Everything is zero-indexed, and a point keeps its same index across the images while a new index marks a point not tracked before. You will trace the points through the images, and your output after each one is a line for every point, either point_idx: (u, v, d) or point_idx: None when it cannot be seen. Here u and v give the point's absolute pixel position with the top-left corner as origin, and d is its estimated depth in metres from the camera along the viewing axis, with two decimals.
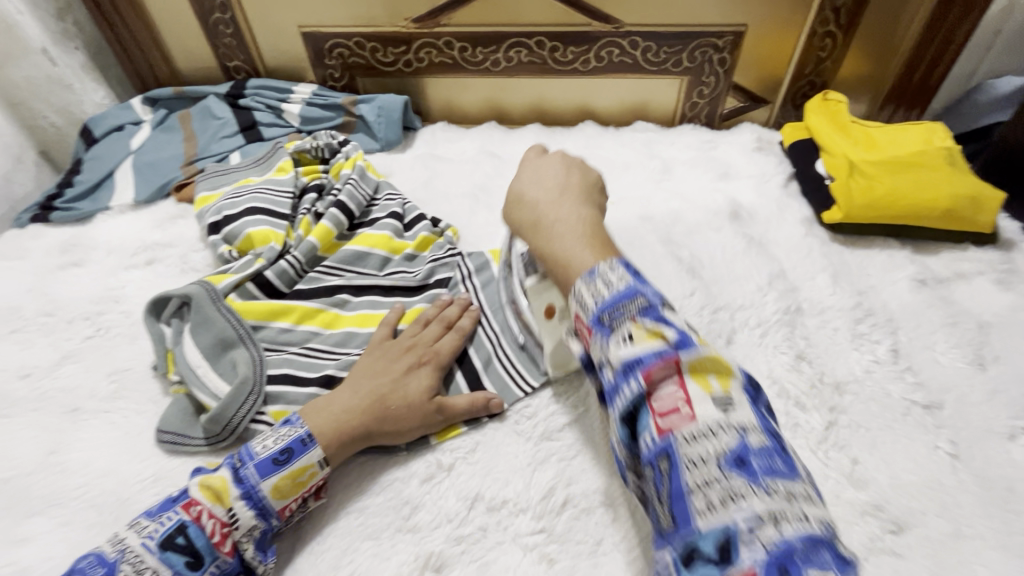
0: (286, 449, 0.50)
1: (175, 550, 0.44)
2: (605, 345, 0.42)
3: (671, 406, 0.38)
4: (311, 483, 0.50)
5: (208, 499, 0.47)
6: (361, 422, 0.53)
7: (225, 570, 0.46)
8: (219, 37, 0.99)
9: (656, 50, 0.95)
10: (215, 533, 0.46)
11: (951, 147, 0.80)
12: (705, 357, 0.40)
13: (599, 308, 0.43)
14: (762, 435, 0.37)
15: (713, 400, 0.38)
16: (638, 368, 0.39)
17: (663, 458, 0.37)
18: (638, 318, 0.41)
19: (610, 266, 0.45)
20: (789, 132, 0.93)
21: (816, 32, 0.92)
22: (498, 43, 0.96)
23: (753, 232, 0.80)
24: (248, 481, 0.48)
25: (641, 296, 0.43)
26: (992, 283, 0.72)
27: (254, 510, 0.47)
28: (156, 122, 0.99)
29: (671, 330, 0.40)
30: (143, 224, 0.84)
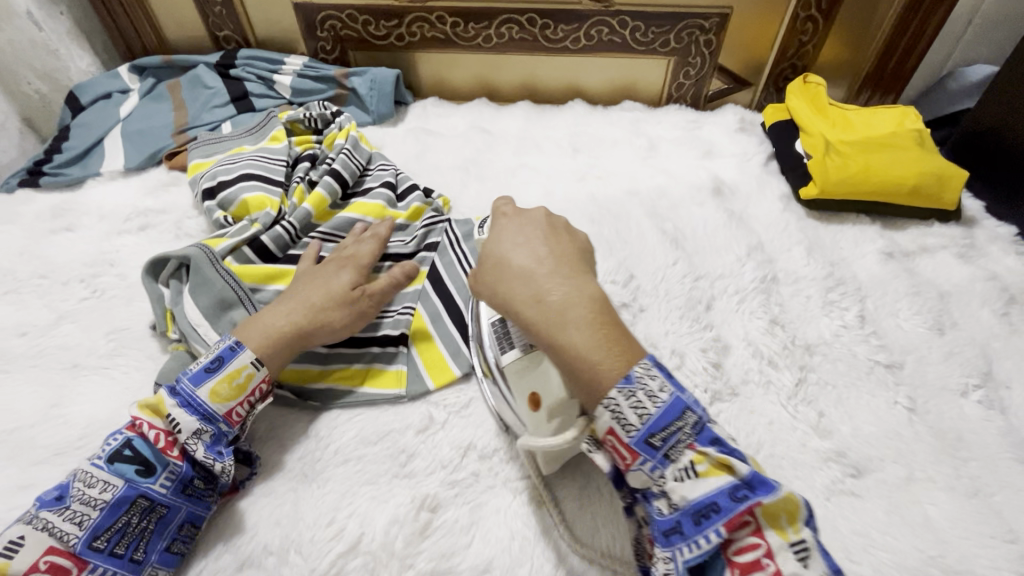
0: (216, 358, 0.53)
1: (124, 461, 0.48)
2: (658, 473, 0.41)
3: (752, 557, 0.38)
4: (252, 386, 0.53)
5: (147, 414, 0.51)
6: (292, 321, 0.57)
7: (180, 475, 0.49)
8: (209, 5, 0.98)
9: (644, 30, 0.97)
10: (159, 440, 0.49)
11: (920, 129, 0.84)
12: (781, 502, 0.38)
13: (647, 429, 0.40)
14: None
15: (791, 550, 0.37)
16: (717, 517, 0.38)
17: None
18: (698, 446, 0.41)
19: (648, 371, 0.41)
20: (770, 113, 0.97)
21: (799, 16, 0.95)
22: (489, 19, 0.97)
23: (734, 207, 0.84)
24: (183, 391, 0.51)
25: (691, 412, 0.41)
26: (954, 256, 0.76)
27: (197, 415, 0.50)
28: (145, 91, 0.99)
29: (741, 464, 0.39)
30: (135, 191, 0.85)
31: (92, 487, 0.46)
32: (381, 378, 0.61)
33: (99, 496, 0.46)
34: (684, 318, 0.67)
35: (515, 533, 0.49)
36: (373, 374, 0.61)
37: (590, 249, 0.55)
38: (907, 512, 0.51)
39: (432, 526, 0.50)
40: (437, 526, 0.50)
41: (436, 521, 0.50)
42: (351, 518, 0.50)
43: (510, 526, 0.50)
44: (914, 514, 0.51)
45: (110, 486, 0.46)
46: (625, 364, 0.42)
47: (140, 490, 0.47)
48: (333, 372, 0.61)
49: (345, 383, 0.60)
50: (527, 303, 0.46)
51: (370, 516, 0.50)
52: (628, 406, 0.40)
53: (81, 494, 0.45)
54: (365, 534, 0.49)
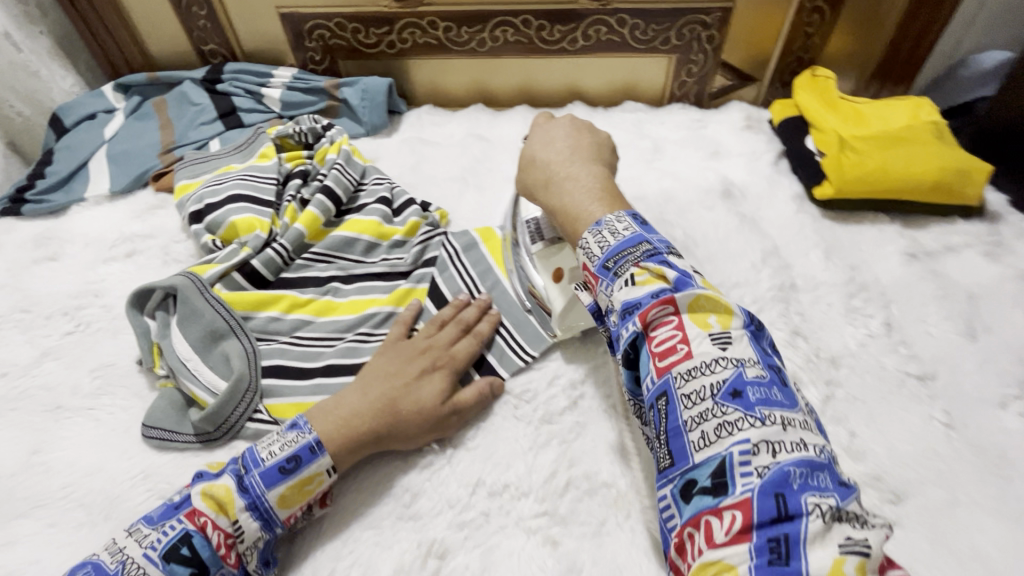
0: (294, 457, 0.47)
1: (180, 563, 0.42)
2: (610, 290, 0.46)
3: (669, 344, 0.41)
4: (318, 491, 0.48)
5: (211, 508, 0.45)
6: (371, 430, 0.50)
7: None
8: (193, 18, 0.95)
9: (644, 28, 0.94)
10: (220, 546, 0.44)
11: (937, 121, 0.80)
12: (702, 300, 0.42)
13: (605, 256, 0.48)
14: (760, 369, 0.39)
15: (710, 338, 0.41)
16: (637, 311, 0.43)
17: (661, 397, 0.40)
18: (642, 263, 0.45)
19: (617, 217, 0.50)
20: (778, 109, 0.93)
21: (804, 8, 0.91)
22: (483, 22, 0.93)
23: (745, 210, 0.80)
24: (253, 490, 0.46)
25: (646, 244, 0.47)
26: (981, 255, 0.72)
27: (259, 521, 0.46)
28: (131, 110, 0.95)
29: (671, 270, 0.44)
30: (121, 216, 0.81)
31: None
32: None
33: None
34: None
35: None
36: None
37: (608, 146, 0.64)
38: (953, 541, 0.47)
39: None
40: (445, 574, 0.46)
41: (444, 569, 0.46)
42: (353, 568, 0.46)
43: (524, 571, 0.46)
44: (960, 542, 0.47)
45: None
46: (603, 215, 0.52)
47: None
48: None
49: None
50: (541, 186, 0.59)
51: (373, 564, 0.46)
52: (595, 243, 0.49)
53: None
54: None
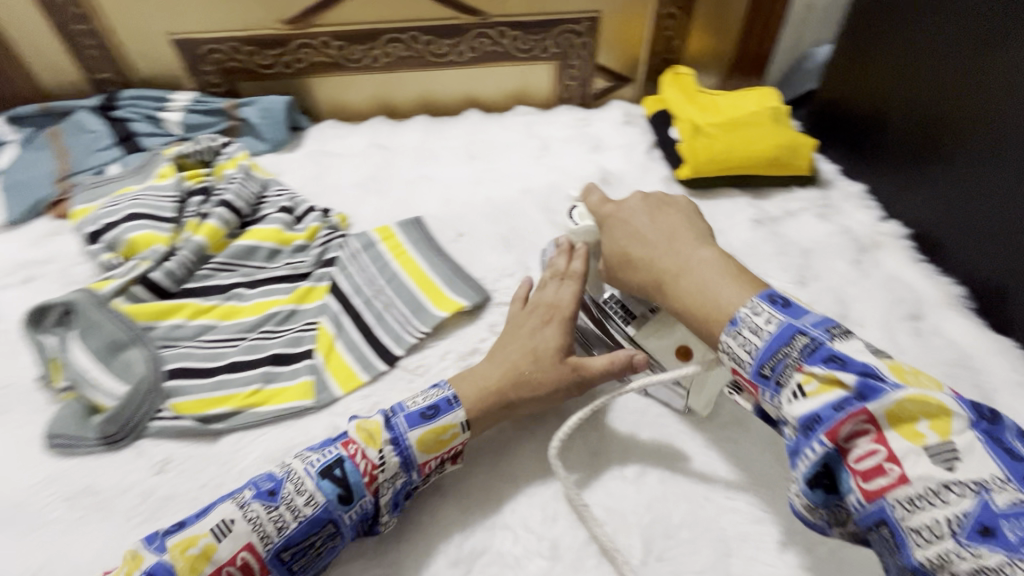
0: (433, 406, 0.54)
1: (332, 480, 0.49)
2: (777, 401, 0.43)
3: (873, 463, 0.37)
4: (452, 444, 0.54)
5: (363, 439, 0.51)
6: (505, 389, 0.56)
7: (365, 512, 0.50)
8: (83, 48, 0.97)
9: (523, 38, 1.03)
10: (366, 472, 0.50)
11: (777, 106, 0.92)
12: (908, 403, 0.37)
13: (758, 360, 0.44)
14: (1014, 490, 0.34)
15: (930, 454, 0.36)
16: (820, 427, 0.38)
17: (881, 524, 0.36)
18: (806, 366, 0.41)
19: (753, 310, 0.45)
20: (649, 104, 1.04)
21: (660, 14, 1.03)
22: (373, 40, 1.00)
23: (621, 194, 0.89)
24: (397, 428, 0.52)
25: (802, 335, 0.43)
26: (814, 216, 0.85)
27: (400, 458, 0.51)
28: (23, 142, 0.95)
29: (849, 373, 0.39)
30: (17, 244, 0.82)
31: (301, 495, 0.48)
32: (284, 395, 0.62)
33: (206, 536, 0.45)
34: None
35: (421, 523, 0.55)
36: (280, 391, 0.62)
37: (690, 209, 0.65)
38: None
39: None
40: None
41: None
42: None
43: (417, 518, 0.55)
44: None
45: (313, 499, 0.48)
46: (737, 307, 0.47)
47: (333, 515, 0.48)
48: (238, 395, 0.61)
49: (249, 405, 0.61)
50: (654, 289, 0.56)
51: None
52: (739, 346, 0.45)
53: (291, 498, 0.47)
54: None
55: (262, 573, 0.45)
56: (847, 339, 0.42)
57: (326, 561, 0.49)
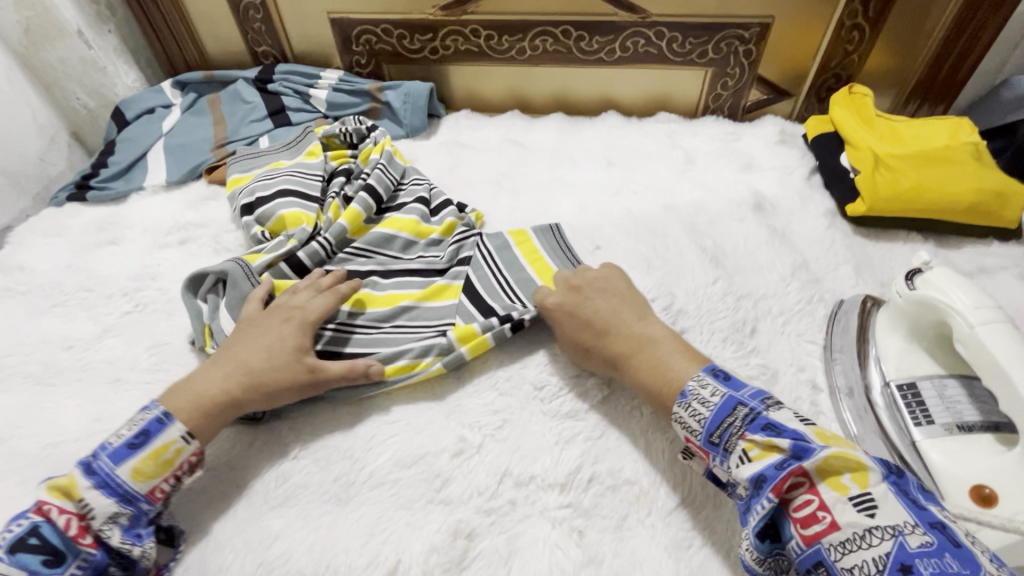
0: (142, 432, 0.50)
1: (28, 551, 0.44)
2: (726, 466, 0.46)
3: (808, 511, 0.41)
4: (180, 460, 0.51)
5: (56, 497, 0.47)
6: (224, 392, 0.54)
7: (94, 563, 0.46)
8: (249, 21, 1.00)
9: (681, 41, 0.95)
10: (70, 526, 0.46)
11: (976, 142, 0.79)
12: (833, 459, 0.41)
13: (707, 429, 0.47)
14: (923, 532, 0.38)
15: (851, 502, 0.40)
16: (767, 485, 0.42)
17: (817, 566, 0.39)
18: (748, 433, 0.45)
19: (701, 383, 0.50)
20: (813, 125, 0.93)
21: (844, 25, 0.92)
22: (524, 32, 0.96)
23: (776, 223, 0.80)
24: (100, 471, 0.48)
25: (742, 407, 0.47)
26: (1016, 278, 0.72)
27: (114, 497, 0.48)
28: (187, 106, 1.01)
29: (784, 439, 0.43)
30: (175, 205, 0.87)
31: None
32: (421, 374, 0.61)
33: (82, 493, 0.47)
34: (727, 341, 0.64)
35: (554, 567, 0.48)
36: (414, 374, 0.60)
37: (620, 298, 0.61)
38: None
39: (468, 556, 0.49)
40: (475, 555, 0.49)
41: (473, 549, 0.49)
42: (385, 544, 0.49)
43: (549, 559, 0.48)
44: None
45: None
46: (687, 380, 0.51)
47: None
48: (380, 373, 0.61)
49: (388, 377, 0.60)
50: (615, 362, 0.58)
51: (404, 543, 0.49)
52: (690, 416, 0.48)
53: None
54: (402, 562, 0.48)
55: None
56: (779, 410, 0.47)
57: None
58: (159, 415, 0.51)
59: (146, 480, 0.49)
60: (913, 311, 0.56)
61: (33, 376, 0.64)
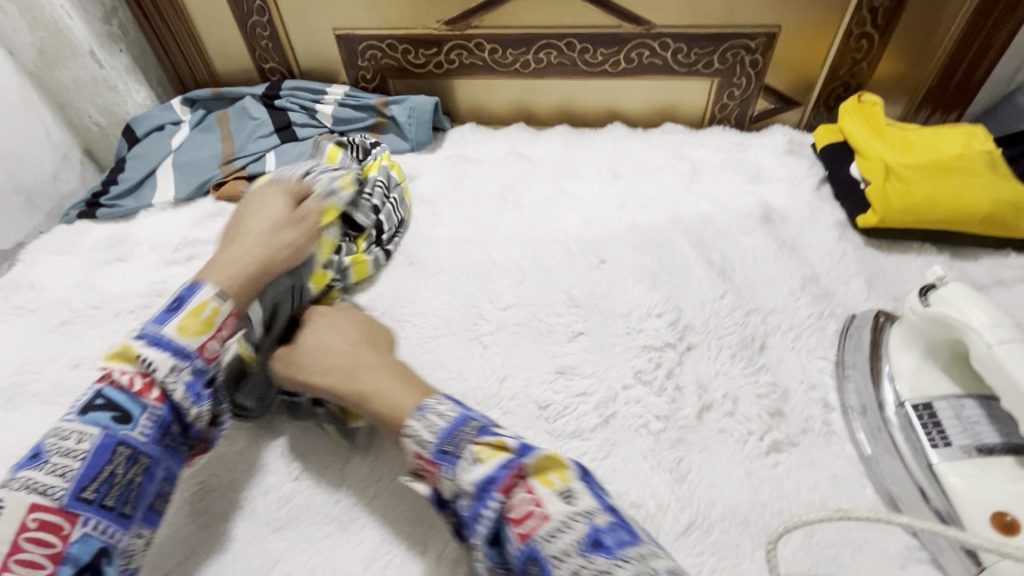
0: (176, 298, 0.51)
1: (98, 410, 0.45)
2: (453, 474, 0.42)
3: (523, 510, 0.39)
4: (218, 321, 0.52)
5: (116, 361, 0.48)
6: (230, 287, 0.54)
7: (160, 420, 0.47)
8: (257, 39, 1.01)
9: (687, 51, 0.95)
10: (133, 384, 0.47)
11: (992, 150, 0.77)
12: (544, 460, 0.41)
13: (440, 440, 0.44)
14: (604, 514, 0.39)
15: (557, 495, 0.39)
16: (493, 486, 0.40)
17: (531, 564, 0.37)
18: (479, 437, 0.43)
19: (439, 401, 0.47)
20: (822, 134, 0.92)
21: (852, 33, 0.90)
22: (527, 45, 0.96)
23: (785, 235, 0.79)
24: (148, 332, 0.49)
25: (473, 420, 0.45)
26: None
27: (167, 351, 0.48)
28: (196, 123, 1.02)
29: (513, 441, 0.43)
30: (183, 222, 0.88)
31: (67, 439, 0.44)
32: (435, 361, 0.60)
33: (140, 352, 0.48)
34: (735, 358, 0.63)
35: None
36: None
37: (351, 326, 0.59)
38: None
39: None
40: None
41: None
42: None
43: None
44: None
45: (85, 435, 0.44)
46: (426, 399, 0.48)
47: (119, 437, 0.45)
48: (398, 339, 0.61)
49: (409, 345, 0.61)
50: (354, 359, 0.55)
51: None
52: (424, 429, 0.45)
53: (58, 446, 0.43)
54: None
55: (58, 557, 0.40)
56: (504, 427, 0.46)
57: (143, 494, 0.46)
58: (191, 284, 0.53)
59: (193, 336, 0.50)
60: (929, 326, 0.53)
61: (41, 395, 0.65)
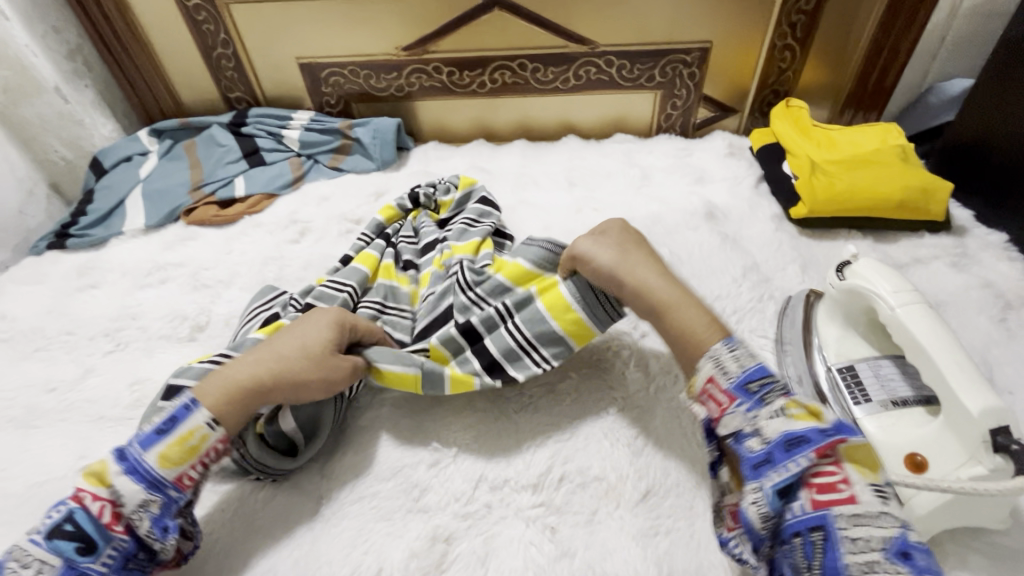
0: (169, 418, 0.49)
1: (62, 538, 0.44)
2: (751, 415, 0.44)
3: (828, 480, 0.41)
4: (206, 446, 0.49)
5: (91, 483, 0.46)
6: (253, 377, 0.52)
7: (125, 550, 0.46)
8: (221, 70, 1.05)
9: (630, 67, 1.02)
10: (103, 514, 0.45)
11: (904, 144, 0.86)
12: (863, 447, 0.42)
13: (746, 378, 0.46)
14: (915, 531, 0.39)
15: (871, 486, 0.40)
16: (806, 445, 0.41)
17: (816, 530, 0.40)
18: (790, 397, 0.44)
19: (744, 340, 0.48)
20: (757, 137, 1.00)
21: (776, 45, 1.00)
22: (482, 67, 1.03)
23: (727, 230, 0.86)
24: (131, 457, 0.47)
25: (779, 376, 0.46)
26: (948, 266, 0.78)
27: (143, 483, 0.47)
28: (163, 152, 1.04)
29: (830, 414, 0.43)
30: (153, 247, 0.90)
31: (26, 569, 0.43)
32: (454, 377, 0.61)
33: (115, 479, 0.46)
34: None
35: (527, 562, 0.50)
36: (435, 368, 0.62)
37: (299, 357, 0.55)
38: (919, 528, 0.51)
39: (447, 559, 0.51)
40: (454, 558, 0.52)
41: (451, 553, 0.52)
42: (367, 554, 0.52)
43: (522, 556, 0.51)
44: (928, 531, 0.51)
45: (47, 565, 0.43)
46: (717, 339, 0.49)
47: (79, 570, 0.44)
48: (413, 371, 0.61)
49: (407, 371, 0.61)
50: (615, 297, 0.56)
51: (386, 551, 0.52)
52: (731, 361, 0.47)
53: None
54: (382, 569, 0.50)
55: None
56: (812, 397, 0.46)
57: None
58: (186, 401, 0.50)
59: (173, 467, 0.48)
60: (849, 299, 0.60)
61: (17, 420, 0.66)
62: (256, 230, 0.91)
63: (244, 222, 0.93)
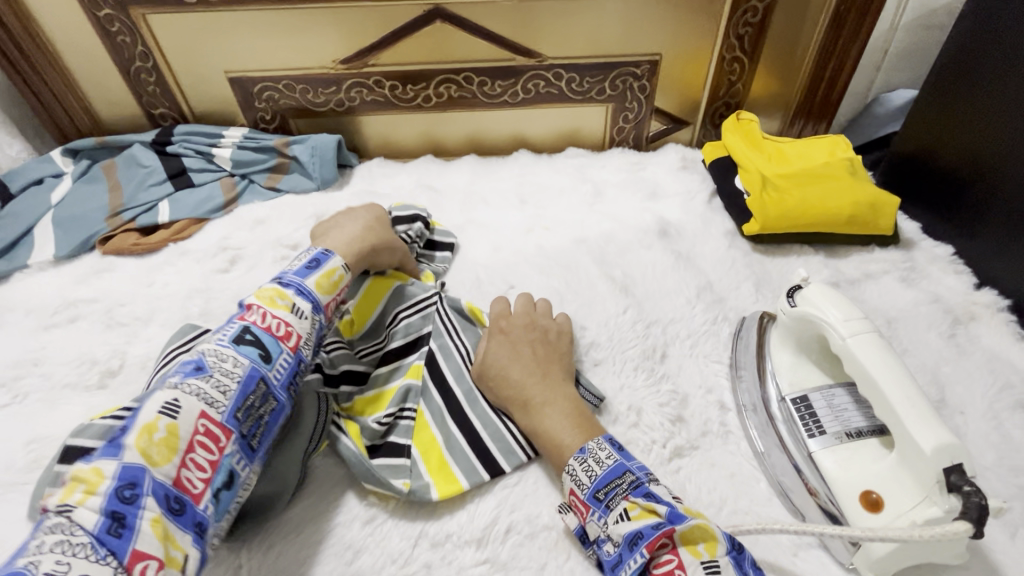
0: (314, 259, 0.58)
1: (246, 344, 0.49)
2: (604, 522, 0.48)
3: (668, 569, 0.43)
4: (342, 284, 0.59)
5: (266, 302, 0.53)
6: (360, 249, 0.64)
7: (291, 367, 0.52)
8: (143, 85, 0.97)
9: (579, 80, 1.00)
10: (280, 329, 0.52)
11: (852, 158, 0.85)
12: (696, 528, 0.44)
13: (595, 486, 0.49)
14: None
15: (702, 566, 0.43)
16: (641, 542, 0.44)
17: None
18: (631, 496, 0.47)
19: (599, 444, 0.51)
20: (709, 150, 0.98)
21: (724, 58, 0.99)
22: (426, 80, 0.98)
23: (681, 248, 0.84)
24: (294, 283, 0.55)
25: (629, 473, 0.49)
26: (897, 281, 0.77)
27: (309, 301, 0.55)
28: (79, 174, 0.95)
29: (662, 505, 0.46)
30: (64, 281, 0.82)
31: (227, 361, 0.48)
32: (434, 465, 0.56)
33: (292, 297, 0.54)
34: (638, 370, 0.65)
35: None
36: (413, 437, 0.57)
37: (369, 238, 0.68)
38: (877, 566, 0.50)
39: None
40: None
41: None
42: None
43: None
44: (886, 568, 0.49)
45: (240, 362, 0.48)
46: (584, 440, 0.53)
47: (263, 373, 0.49)
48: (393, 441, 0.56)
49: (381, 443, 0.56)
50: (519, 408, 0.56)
51: None
52: (582, 471, 0.50)
53: (219, 366, 0.47)
54: None
55: (224, 436, 0.45)
56: (659, 483, 0.49)
57: (272, 425, 0.50)
58: (321, 249, 0.60)
59: (325, 294, 0.57)
60: (800, 325, 0.58)
61: None
62: (181, 259, 0.84)
63: (169, 251, 0.86)
